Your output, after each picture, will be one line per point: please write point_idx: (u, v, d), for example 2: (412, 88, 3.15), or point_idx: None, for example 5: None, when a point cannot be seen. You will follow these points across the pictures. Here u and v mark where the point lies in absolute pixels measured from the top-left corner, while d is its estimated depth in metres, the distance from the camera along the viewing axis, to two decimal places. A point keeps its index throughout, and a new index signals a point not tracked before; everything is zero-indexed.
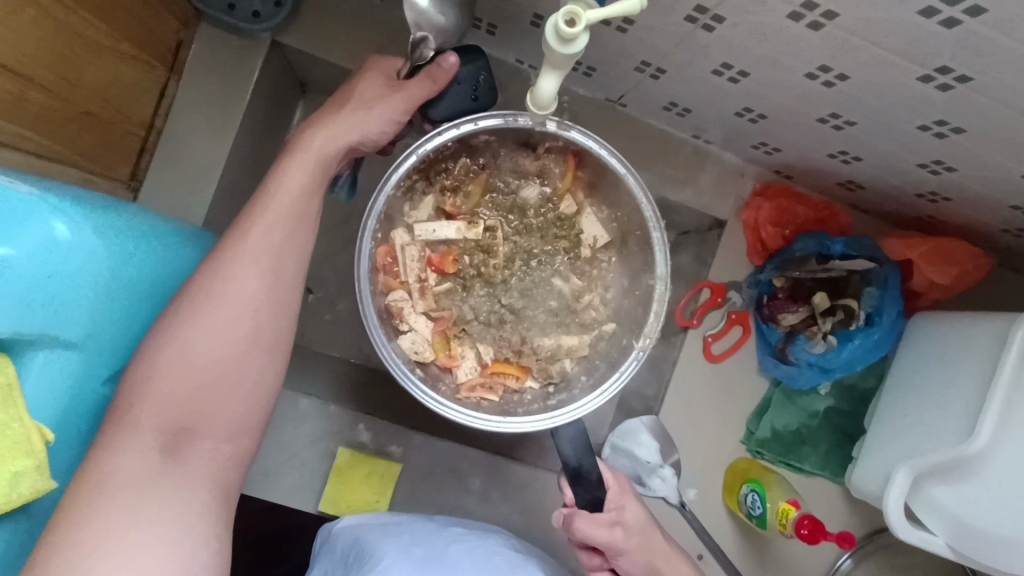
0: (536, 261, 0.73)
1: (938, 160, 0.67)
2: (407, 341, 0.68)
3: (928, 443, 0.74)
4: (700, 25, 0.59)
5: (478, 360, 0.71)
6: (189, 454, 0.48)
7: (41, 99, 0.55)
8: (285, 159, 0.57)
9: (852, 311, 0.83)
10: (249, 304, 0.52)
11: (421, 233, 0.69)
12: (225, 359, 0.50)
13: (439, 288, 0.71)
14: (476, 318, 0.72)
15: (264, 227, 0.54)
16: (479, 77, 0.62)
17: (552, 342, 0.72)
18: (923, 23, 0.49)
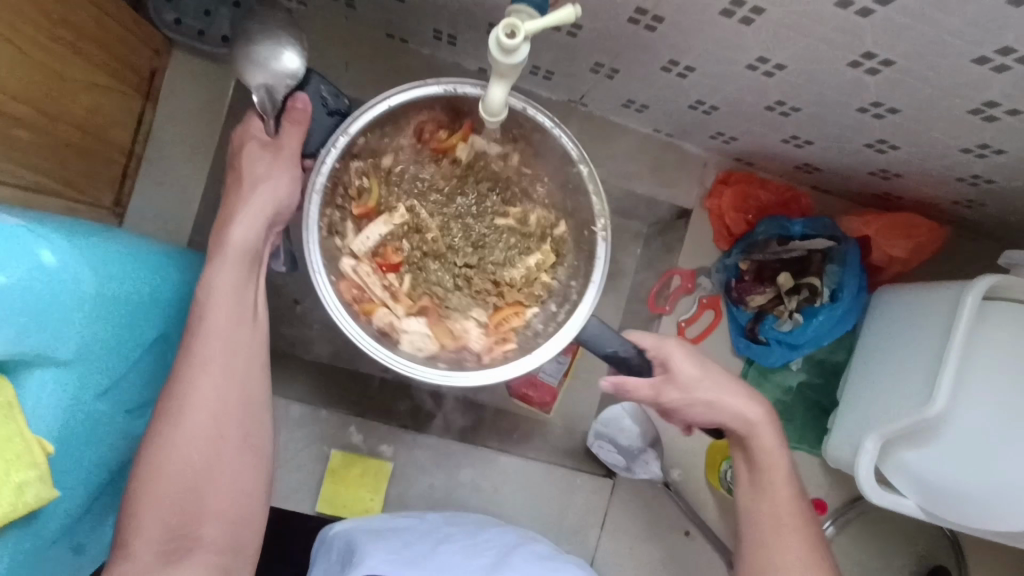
0: (474, 215, 0.69)
1: (882, 139, 0.70)
2: (410, 343, 0.64)
3: (893, 410, 0.77)
4: (643, 26, 0.63)
5: (475, 321, 0.67)
6: (205, 531, 0.53)
7: (24, 135, 0.58)
8: (220, 227, 0.57)
9: (816, 289, 0.87)
10: (220, 376, 0.55)
11: (368, 240, 0.65)
12: (210, 437, 0.54)
13: (404, 286, 0.66)
14: (447, 289, 0.68)
15: (217, 296, 0.55)
16: (323, 91, 0.62)
17: (524, 269, 0.68)
18: (843, 14, 0.52)
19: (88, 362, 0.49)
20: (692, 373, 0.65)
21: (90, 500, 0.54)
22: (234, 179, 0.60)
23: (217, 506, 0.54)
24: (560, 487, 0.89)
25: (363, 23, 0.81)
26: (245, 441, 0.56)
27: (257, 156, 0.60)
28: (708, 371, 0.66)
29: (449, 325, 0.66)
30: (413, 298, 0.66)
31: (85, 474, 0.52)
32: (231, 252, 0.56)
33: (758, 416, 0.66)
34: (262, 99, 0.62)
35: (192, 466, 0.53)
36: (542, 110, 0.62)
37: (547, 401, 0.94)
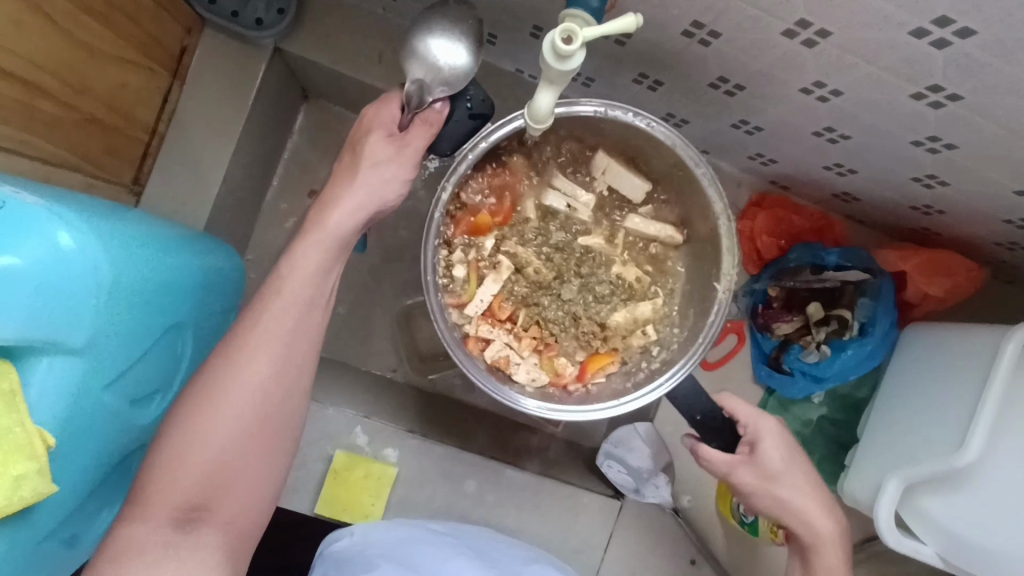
0: (598, 265, 0.72)
1: (932, 174, 0.68)
2: (524, 377, 0.70)
3: (918, 454, 0.75)
4: (696, 40, 0.60)
5: (578, 360, 0.72)
6: (221, 510, 0.50)
7: (50, 107, 0.56)
8: (321, 209, 0.57)
9: (846, 321, 0.84)
10: (282, 358, 0.53)
11: (474, 309, 0.70)
12: (256, 415, 0.52)
13: (521, 325, 0.72)
14: (560, 331, 0.72)
15: (298, 280, 0.55)
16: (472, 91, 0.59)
17: (628, 316, 0.72)
18: (915, 43, 0.49)
19: (97, 351, 0.46)
20: (775, 465, 0.64)
21: (93, 491, 0.52)
22: (349, 155, 0.59)
23: (239, 489, 0.51)
24: (567, 505, 0.86)
25: (401, 15, 0.79)
26: (283, 433, 0.54)
27: (380, 147, 0.58)
28: (792, 469, 0.65)
29: (556, 363, 0.72)
30: (528, 334, 0.71)
31: (88, 467, 0.50)
32: (325, 236, 0.56)
33: (824, 531, 0.64)
34: (410, 89, 0.57)
35: (228, 439, 0.51)
36: (686, 147, 0.65)
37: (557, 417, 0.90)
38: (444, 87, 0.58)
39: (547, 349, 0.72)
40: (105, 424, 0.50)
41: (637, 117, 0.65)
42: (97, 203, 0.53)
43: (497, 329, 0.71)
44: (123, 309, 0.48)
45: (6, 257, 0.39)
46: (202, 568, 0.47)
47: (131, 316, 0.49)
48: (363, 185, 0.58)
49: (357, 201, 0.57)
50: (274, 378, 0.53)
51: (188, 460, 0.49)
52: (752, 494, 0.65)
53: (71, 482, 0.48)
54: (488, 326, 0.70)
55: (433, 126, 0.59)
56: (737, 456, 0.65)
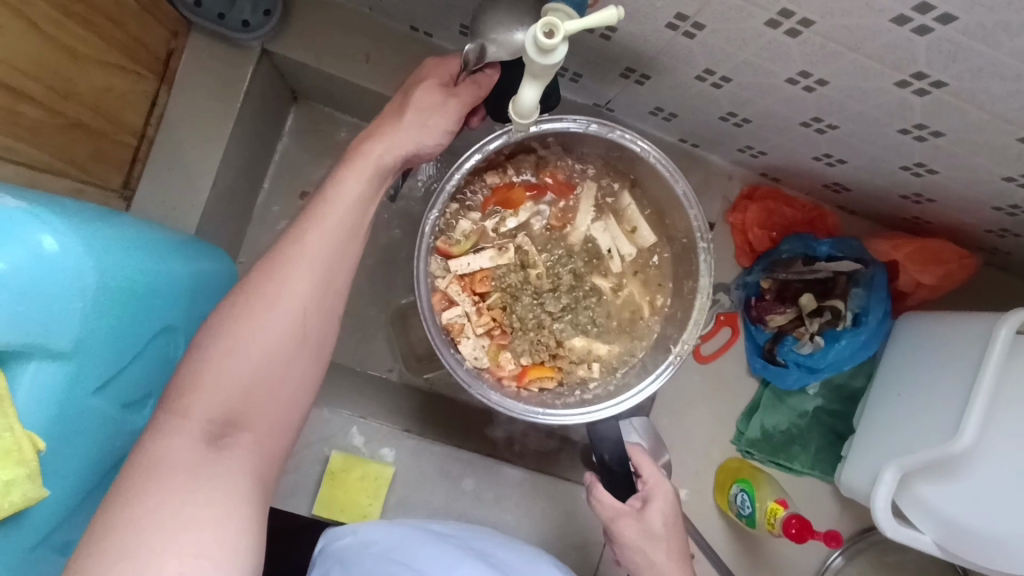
0: (575, 272, 0.74)
1: (921, 162, 0.68)
2: (467, 351, 0.70)
3: (914, 442, 0.75)
4: (681, 32, 0.60)
5: (520, 363, 0.72)
6: (258, 420, 0.50)
7: (34, 112, 0.56)
8: (366, 138, 0.58)
9: (839, 312, 0.84)
10: (317, 297, 0.53)
11: (458, 267, 0.71)
12: (291, 333, 0.52)
13: (489, 303, 0.72)
14: (524, 323, 0.72)
15: (338, 211, 0.54)
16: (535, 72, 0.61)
17: (585, 343, 0.73)
18: (897, 30, 0.49)
19: (85, 354, 0.46)
20: (657, 526, 0.68)
21: (86, 495, 0.52)
22: (400, 100, 0.60)
23: (264, 409, 0.50)
24: (566, 501, 0.86)
25: (388, 14, 0.79)
26: (315, 353, 0.54)
27: (427, 94, 0.58)
28: (674, 532, 0.69)
29: (505, 351, 0.72)
30: (491, 313, 0.72)
31: (80, 471, 0.50)
32: (365, 164, 0.56)
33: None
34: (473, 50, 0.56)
35: (258, 355, 0.50)
36: (694, 212, 0.69)
37: None
38: (509, 56, 0.56)
39: (501, 334, 0.72)
40: (96, 428, 0.50)
41: (671, 171, 0.68)
42: (83, 207, 0.53)
43: (465, 297, 0.71)
44: (110, 313, 0.48)
45: None
46: (236, 486, 0.45)
47: (120, 319, 0.49)
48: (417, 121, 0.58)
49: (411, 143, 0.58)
50: (312, 301, 0.53)
51: (219, 371, 0.49)
52: (630, 549, 0.68)
53: (63, 486, 0.48)
54: (460, 289, 0.71)
55: (482, 89, 0.60)
56: (627, 508, 0.70)
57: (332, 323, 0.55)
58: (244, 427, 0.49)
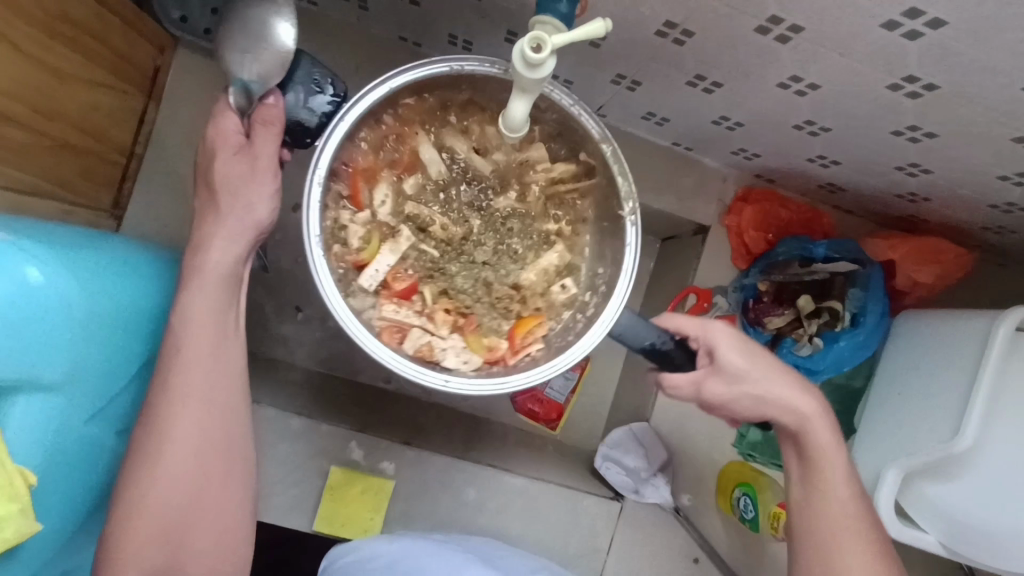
0: (491, 221, 0.64)
1: (915, 162, 0.68)
2: (455, 362, 0.60)
3: (916, 443, 0.75)
4: (671, 39, 0.60)
5: (504, 322, 0.63)
6: (194, 545, 0.51)
7: (21, 137, 0.56)
8: (195, 245, 0.53)
9: (838, 313, 0.83)
10: (208, 405, 0.51)
11: (367, 283, 0.60)
12: (194, 457, 0.50)
13: (429, 301, 0.62)
14: (470, 294, 0.63)
15: (196, 321, 0.51)
16: (315, 74, 0.57)
17: (540, 269, 0.64)
18: (888, 34, 0.49)
19: (73, 385, 0.46)
20: (744, 365, 0.58)
21: (81, 523, 0.51)
22: (205, 193, 0.54)
23: (204, 528, 0.51)
24: (567, 508, 0.86)
25: (377, 25, 0.78)
26: (233, 465, 0.53)
27: (230, 165, 0.53)
28: (756, 362, 0.59)
29: (484, 333, 0.62)
30: (441, 311, 0.62)
31: (75, 502, 0.49)
32: (208, 274, 0.52)
33: (813, 407, 0.60)
34: (237, 93, 0.55)
35: (172, 486, 0.50)
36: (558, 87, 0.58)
37: (552, 418, 0.93)
38: (273, 70, 0.55)
39: (464, 322, 0.63)
40: (93, 457, 0.49)
41: (500, 65, 0.57)
42: (72, 229, 0.52)
43: (406, 311, 0.60)
44: (100, 341, 0.48)
45: None
46: None
47: (110, 346, 0.49)
48: (231, 189, 0.53)
49: (250, 209, 0.53)
50: (208, 420, 0.51)
51: (143, 516, 0.49)
52: (730, 401, 0.60)
53: (55, 516, 0.48)
54: (393, 306, 0.61)
55: (274, 123, 0.54)
56: (701, 370, 0.59)
57: (243, 432, 0.53)
58: (187, 548, 0.51)
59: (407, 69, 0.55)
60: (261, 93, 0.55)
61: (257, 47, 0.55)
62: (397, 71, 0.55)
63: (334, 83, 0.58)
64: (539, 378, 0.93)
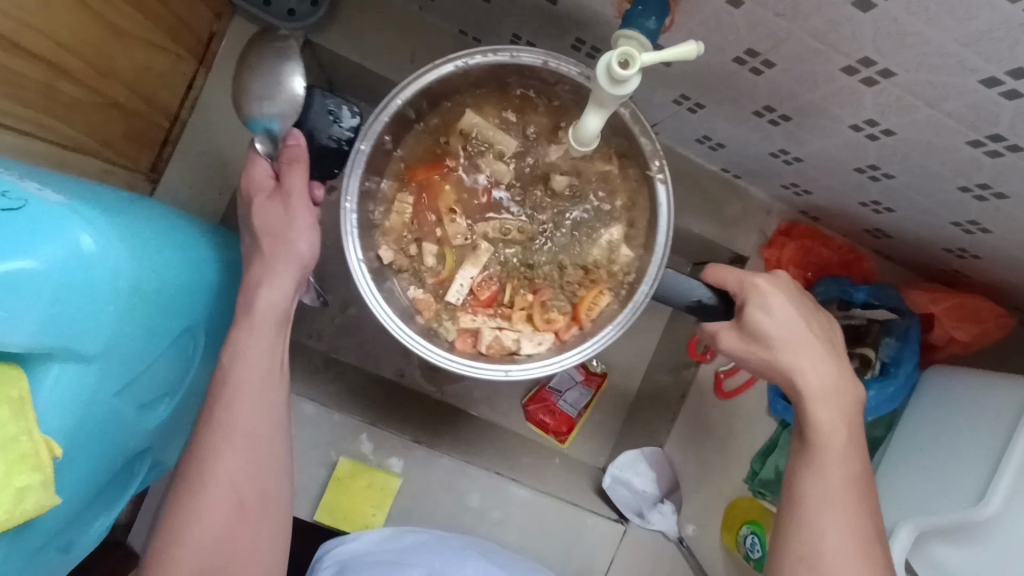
0: (557, 219, 0.66)
1: (974, 220, 0.66)
2: (530, 348, 0.63)
3: (932, 503, 0.72)
4: (749, 67, 0.58)
5: (570, 301, 0.66)
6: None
7: (72, 90, 0.54)
8: (248, 288, 0.54)
9: (868, 360, 0.82)
10: (246, 440, 0.52)
11: (455, 298, 0.64)
12: (233, 493, 0.51)
13: (511, 302, 0.65)
14: (551, 288, 0.66)
15: (245, 361, 0.53)
16: (330, 103, 0.58)
17: (603, 247, 0.65)
18: (985, 91, 0.47)
19: (109, 358, 0.44)
20: (770, 330, 0.58)
21: (93, 494, 0.51)
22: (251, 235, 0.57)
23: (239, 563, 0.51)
24: (571, 527, 0.84)
25: (438, 15, 0.76)
26: (267, 497, 0.53)
27: (264, 209, 0.56)
28: (788, 332, 0.58)
29: (549, 312, 0.65)
30: (517, 307, 0.65)
31: (90, 474, 0.48)
32: (258, 317, 0.53)
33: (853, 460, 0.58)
34: (264, 140, 0.62)
35: (212, 523, 0.51)
36: (565, 60, 0.58)
37: (562, 431, 0.90)
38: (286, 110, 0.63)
39: (540, 313, 0.65)
40: (112, 429, 0.48)
41: (501, 52, 0.58)
42: (114, 192, 0.51)
43: (481, 317, 0.64)
44: (139, 314, 0.46)
45: (19, 258, 0.37)
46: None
47: (147, 320, 0.47)
48: (272, 232, 0.55)
49: (283, 238, 0.55)
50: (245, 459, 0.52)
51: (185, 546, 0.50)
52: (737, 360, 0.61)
53: (71, 489, 0.47)
54: (473, 313, 0.64)
55: (298, 161, 0.56)
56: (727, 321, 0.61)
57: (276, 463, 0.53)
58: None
59: (393, 92, 0.58)
60: (281, 133, 0.62)
61: (273, 93, 0.64)
62: (392, 88, 0.57)
63: (346, 108, 0.59)
64: (552, 389, 0.90)
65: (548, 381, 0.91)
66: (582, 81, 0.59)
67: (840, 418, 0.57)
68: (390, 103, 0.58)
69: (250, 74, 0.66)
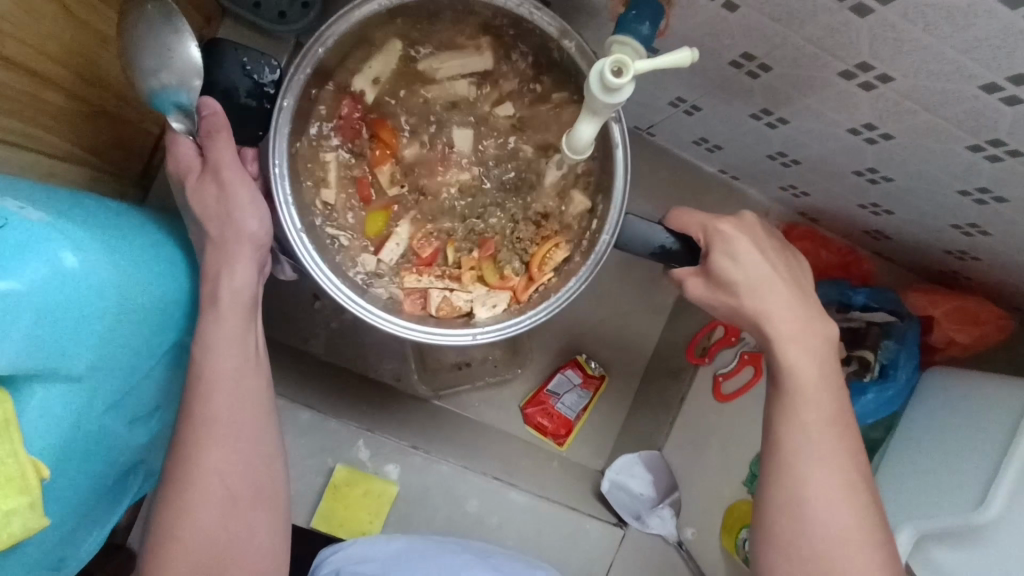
0: (491, 166, 0.68)
1: (974, 223, 0.65)
2: (484, 311, 0.64)
3: (930, 505, 0.72)
4: (745, 71, 0.57)
5: (523, 260, 0.66)
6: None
7: (57, 100, 0.53)
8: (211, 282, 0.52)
9: (867, 363, 0.81)
10: (235, 452, 0.51)
11: (386, 258, 0.65)
12: (224, 511, 0.51)
13: (453, 260, 0.67)
14: (500, 241, 0.67)
15: (216, 351, 0.51)
16: (243, 57, 0.60)
17: (549, 194, 0.67)
18: (985, 97, 0.47)
19: (96, 376, 0.44)
20: (736, 277, 0.56)
21: (86, 508, 0.51)
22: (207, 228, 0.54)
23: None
24: (568, 531, 0.83)
25: None
26: (259, 513, 0.53)
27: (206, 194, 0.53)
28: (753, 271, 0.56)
29: (501, 268, 0.66)
30: (465, 266, 0.66)
31: (80, 489, 0.48)
32: (225, 309, 0.52)
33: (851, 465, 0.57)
34: (178, 118, 0.56)
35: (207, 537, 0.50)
36: None
37: (560, 433, 0.89)
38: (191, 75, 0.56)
39: (486, 270, 0.66)
40: (103, 445, 0.48)
41: None
42: (99, 204, 0.50)
43: (428, 278, 0.65)
44: (127, 331, 0.46)
45: (3, 281, 0.36)
46: None
47: (133, 336, 0.47)
48: (218, 216, 0.53)
49: (241, 231, 0.53)
50: (231, 472, 0.51)
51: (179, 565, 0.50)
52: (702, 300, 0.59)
53: (59, 505, 0.46)
54: (416, 275, 0.65)
55: (222, 129, 0.55)
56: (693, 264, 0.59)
57: (267, 472, 0.53)
58: None
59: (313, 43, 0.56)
60: (194, 103, 0.56)
61: (164, 59, 0.56)
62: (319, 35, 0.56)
63: (264, 64, 0.61)
64: (551, 392, 0.89)
65: (545, 384, 0.90)
66: (522, 12, 0.58)
67: (846, 418, 0.55)
68: (315, 49, 0.57)
69: (127, 42, 0.55)
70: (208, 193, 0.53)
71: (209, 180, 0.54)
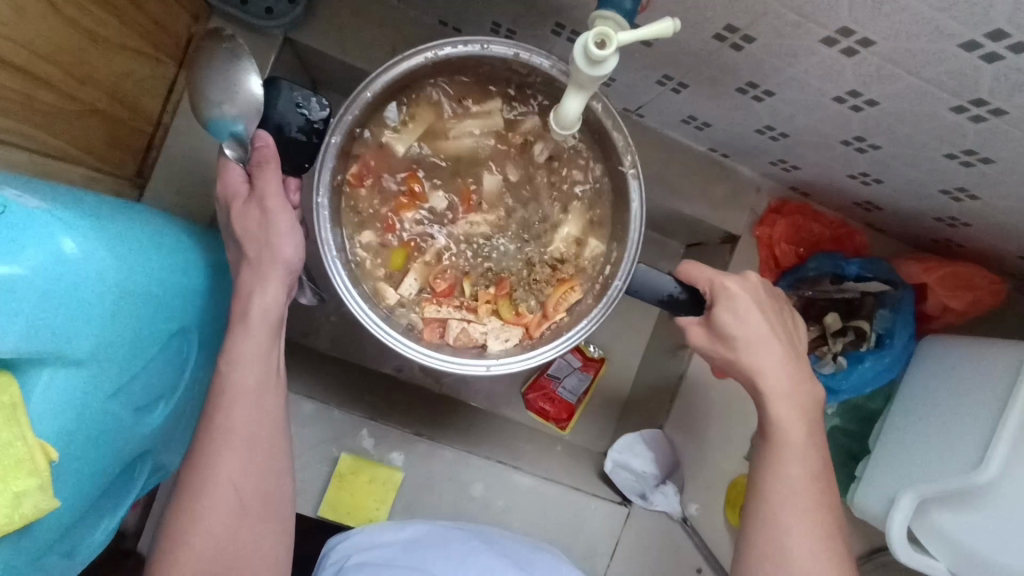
0: (512, 201, 0.66)
1: (962, 187, 0.65)
2: (497, 344, 0.64)
3: (930, 471, 0.73)
4: (729, 44, 0.58)
5: (540, 300, 0.66)
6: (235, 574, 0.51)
7: (51, 98, 0.54)
8: (240, 296, 0.54)
9: (863, 333, 0.83)
10: (243, 444, 0.52)
11: (406, 292, 0.64)
12: (230, 500, 0.51)
13: (469, 294, 0.65)
14: (516, 276, 0.66)
15: (243, 364, 0.53)
16: (297, 98, 0.59)
17: (564, 238, 0.66)
18: (965, 56, 0.47)
19: (99, 361, 0.44)
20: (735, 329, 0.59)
21: (94, 497, 0.51)
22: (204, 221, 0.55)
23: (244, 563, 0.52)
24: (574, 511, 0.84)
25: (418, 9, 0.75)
26: (266, 499, 0.53)
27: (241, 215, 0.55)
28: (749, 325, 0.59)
29: (516, 305, 0.65)
30: (481, 299, 0.65)
31: (91, 476, 0.49)
32: (253, 327, 0.53)
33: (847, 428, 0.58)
34: (233, 146, 0.58)
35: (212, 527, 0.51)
36: (535, 51, 0.59)
37: (563, 418, 0.90)
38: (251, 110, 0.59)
39: (502, 304, 0.65)
40: (109, 433, 0.49)
41: (473, 43, 0.58)
42: (94, 195, 0.51)
43: (446, 308, 0.64)
44: (127, 317, 0.47)
45: (7, 266, 0.37)
46: None
47: (134, 323, 0.48)
48: (257, 239, 0.54)
49: (277, 256, 0.54)
50: (237, 462, 0.52)
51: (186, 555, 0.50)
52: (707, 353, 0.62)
53: (71, 491, 0.47)
54: (437, 305, 0.64)
55: (269, 161, 0.55)
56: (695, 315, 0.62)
57: (273, 461, 0.54)
58: None
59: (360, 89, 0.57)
60: (249, 134, 0.58)
61: (228, 94, 0.59)
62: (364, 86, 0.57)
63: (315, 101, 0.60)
64: (552, 376, 0.90)
65: (546, 368, 0.91)
66: (554, 73, 0.60)
67: None
68: (360, 95, 0.58)
69: (202, 80, 0.60)
70: (251, 218, 0.54)
71: (254, 208, 0.54)
